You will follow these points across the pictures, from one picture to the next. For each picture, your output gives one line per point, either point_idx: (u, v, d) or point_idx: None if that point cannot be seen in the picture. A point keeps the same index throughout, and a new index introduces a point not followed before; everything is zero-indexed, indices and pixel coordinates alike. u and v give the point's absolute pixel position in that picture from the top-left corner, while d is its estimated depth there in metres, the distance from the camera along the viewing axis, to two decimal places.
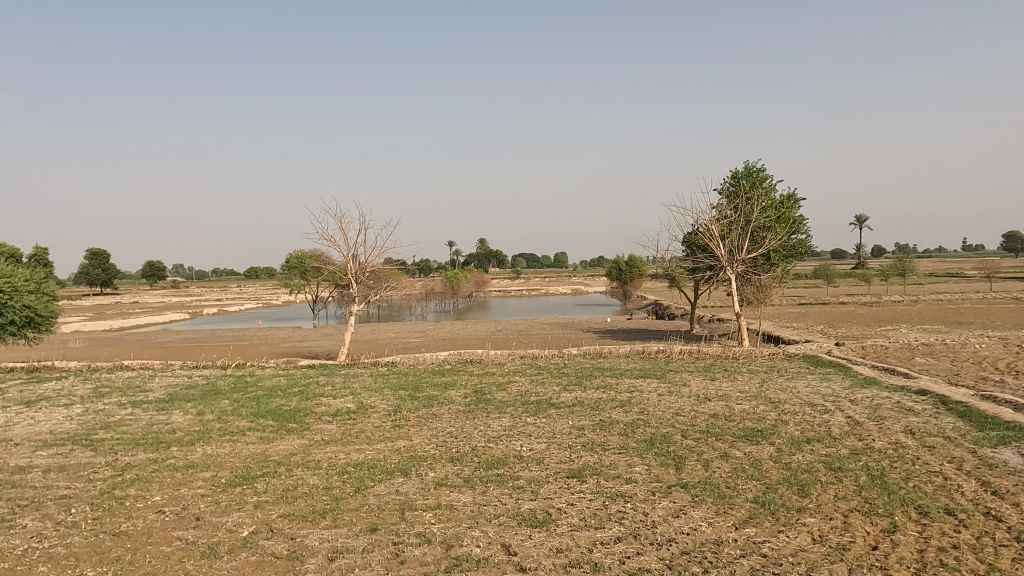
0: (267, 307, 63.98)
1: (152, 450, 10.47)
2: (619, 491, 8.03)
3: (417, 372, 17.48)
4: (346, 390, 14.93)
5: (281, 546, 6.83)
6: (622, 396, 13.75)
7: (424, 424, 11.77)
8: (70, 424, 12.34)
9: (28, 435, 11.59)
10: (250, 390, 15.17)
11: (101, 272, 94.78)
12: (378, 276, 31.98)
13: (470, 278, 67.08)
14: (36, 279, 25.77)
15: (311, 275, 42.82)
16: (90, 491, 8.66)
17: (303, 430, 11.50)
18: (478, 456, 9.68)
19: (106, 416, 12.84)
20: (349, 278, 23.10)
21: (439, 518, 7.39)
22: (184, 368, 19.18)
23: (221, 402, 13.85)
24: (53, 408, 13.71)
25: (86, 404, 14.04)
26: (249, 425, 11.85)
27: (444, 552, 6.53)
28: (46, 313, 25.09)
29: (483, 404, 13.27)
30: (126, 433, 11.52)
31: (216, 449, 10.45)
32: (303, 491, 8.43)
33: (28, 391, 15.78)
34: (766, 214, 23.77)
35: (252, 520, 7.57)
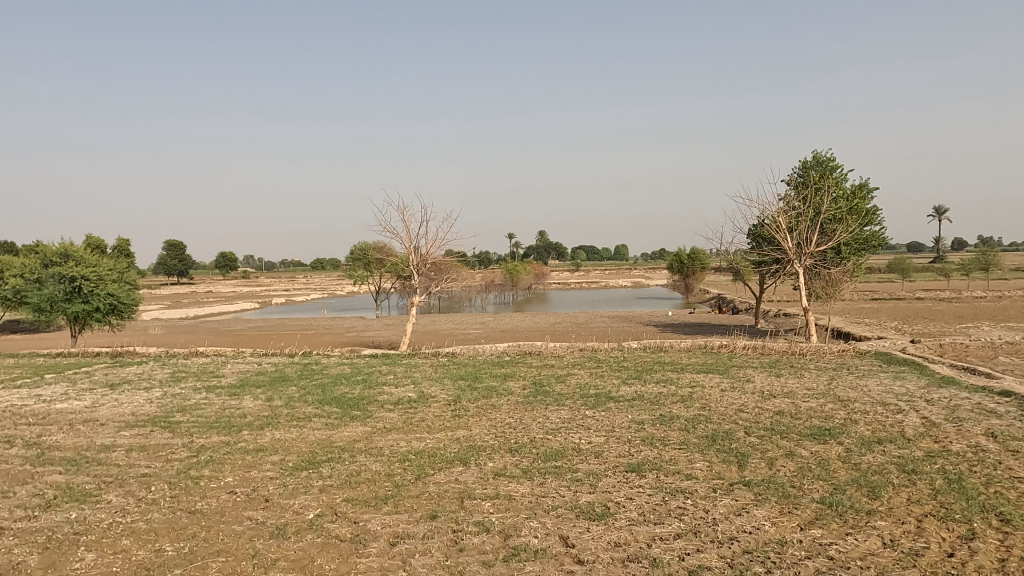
0: (332, 298, 65.68)
1: (225, 433, 10.96)
2: (679, 487, 7.92)
3: (477, 363, 17.66)
4: (408, 379, 15.28)
5: (345, 530, 7.04)
6: (683, 391, 13.55)
7: (483, 414, 11.90)
8: (150, 406, 13.04)
9: (113, 415, 12.32)
10: (317, 377, 15.69)
11: (178, 263, 99.43)
12: (439, 267, 32.38)
13: (530, 270, 67.27)
14: (119, 269, 27.19)
15: (375, 267, 43.77)
16: (168, 470, 9.13)
17: (366, 417, 11.79)
18: (536, 447, 9.71)
19: (183, 400, 13.51)
20: (410, 269, 23.46)
21: (497, 508, 7.47)
22: (255, 355, 19.96)
23: (289, 389, 14.32)
24: (135, 391, 14.51)
25: (163, 388, 14.80)
26: (315, 412, 12.25)
27: (502, 542, 6.60)
28: (127, 302, 26.46)
29: (542, 396, 13.29)
30: (201, 416, 12.09)
31: (285, 434, 10.83)
32: (367, 477, 8.66)
33: (113, 375, 16.75)
34: (837, 205, 22.87)
35: (317, 503, 7.82)
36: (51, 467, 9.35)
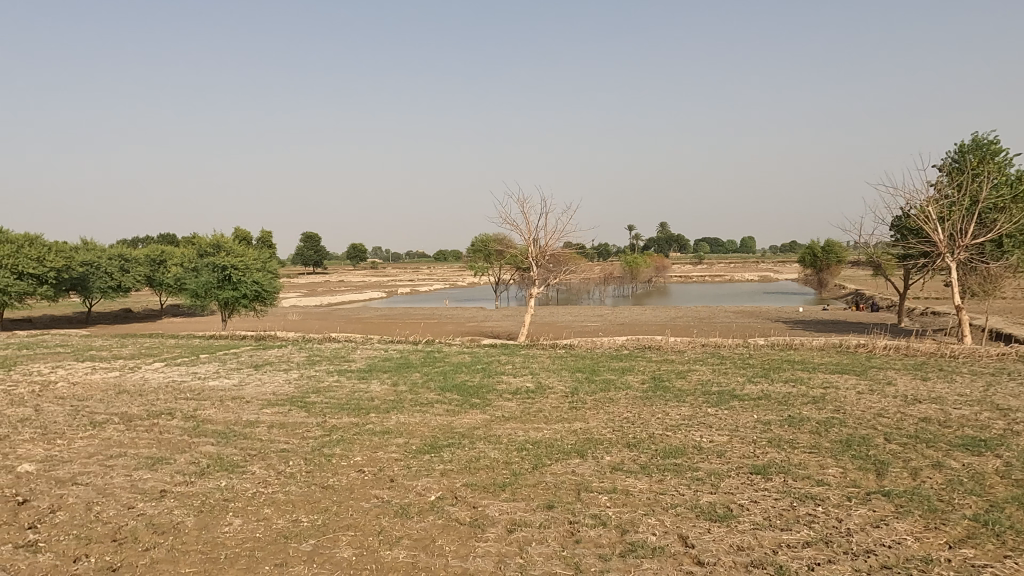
0: (454, 289, 67.67)
1: (354, 414, 11.60)
2: (809, 493, 7.49)
3: (595, 355, 17.56)
4: (526, 370, 15.46)
5: (464, 513, 7.24)
6: (815, 392, 12.77)
7: (600, 407, 11.82)
8: (289, 386, 14.05)
9: (257, 394, 13.40)
10: (439, 364, 16.24)
11: (314, 254, 106.32)
12: (558, 259, 32.44)
13: (650, 263, 65.98)
14: (263, 259, 29.42)
15: (495, 258, 44.61)
16: (304, 447, 9.79)
17: (485, 405, 12.05)
18: (655, 443, 9.52)
19: (318, 382, 14.44)
20: (529, 261, 23.69)
21: (614, 502, 7.40)
22: (382, 341, 20.97)
23: (413, 375, 14.92)
24: (276, 372, 15.69)
25: (301, 370, 15.90)
26: (437, 398, 12.68)
27: (619, 536, 6.53)
28: (269, 289, 28.57)
29: (662, 391, 13.01)
30: (333, 398, 12.88)
31: (409, 418, 11.30)
32: (485, 464, 8.85)
33: (257, 356, 18.20)
34: (999, 193, 20.62)
35: (439, 486, 8.10)
36: (205, 438, 10.30)
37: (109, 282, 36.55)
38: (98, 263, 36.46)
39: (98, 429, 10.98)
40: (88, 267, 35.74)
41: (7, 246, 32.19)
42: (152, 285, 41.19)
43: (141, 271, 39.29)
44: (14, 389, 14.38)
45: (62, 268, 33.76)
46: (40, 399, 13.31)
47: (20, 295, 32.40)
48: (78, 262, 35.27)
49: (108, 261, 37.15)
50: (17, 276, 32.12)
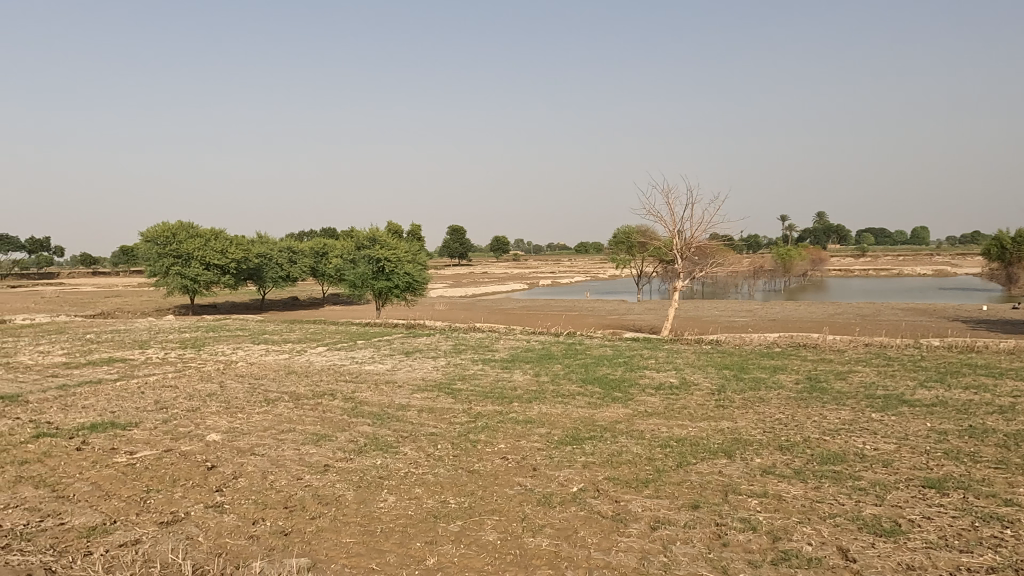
0: (595, 281, 67.37)
1: (498, 402, 11.92)
2: (995, 513, 6.70)
3: (744, 352, 16.79)
4: (670, 365, 15.09)
5: (607, 507, 7.21)
6: (1003, 401, 11.36)
7: (750, 407, 11.28)
8: (437, 373, 14.71)
9: (408, 379, 14.15)
10: (580, 357, 16.27)
11: (460, 246, 110.41)
12: (704, 252, 31.31)
13: (806, 256, 61.85)
14: (414, 251, 30.93)
15: (637, 251, 43.88)
16: (452, 432, 10.20)
17: (628, 400, 11.91)
18: (811, 448, 8.93)
19: (464, 369, 14.99)
20: (674, 254, 23.05)
21: (765, 507, 7.04)
22: (524, 332, 21.35)
23: (555, 367, 15.06)
24: (425, 359, 16.48)
25: (448, 358, 16.58)
26: (578, 390, 12.71)
27: (770, 543, 6.21)
28: (419, 280, 29.99)
29: (818, 393, 12.17)
30: (478, 385, 13.31)
31: (551, 408, 11.42)
32: (628, 458, 8.75)
33: (408, 344, 19.21)
34: None
35: (581, 478, 8.12)
36: (362, 419, 11.04)
37: (280, 272, 40.10)
38: (271, 255, 40.11)
39: (271, 406, 12.12)
40: (262, 258, 39.42)
41: (197, 240, 36.25)
42: (316, 275, 44.68)
43: (306, 262, 42.77)
44: (203, 367, 16.22)
45: (241, 259, 37.50)
46: (224, 377, 14.92)
47: (207, 284, 36.39)
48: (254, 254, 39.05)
49: (279, 253, 40.77)
50: (205, 267, 36.12)
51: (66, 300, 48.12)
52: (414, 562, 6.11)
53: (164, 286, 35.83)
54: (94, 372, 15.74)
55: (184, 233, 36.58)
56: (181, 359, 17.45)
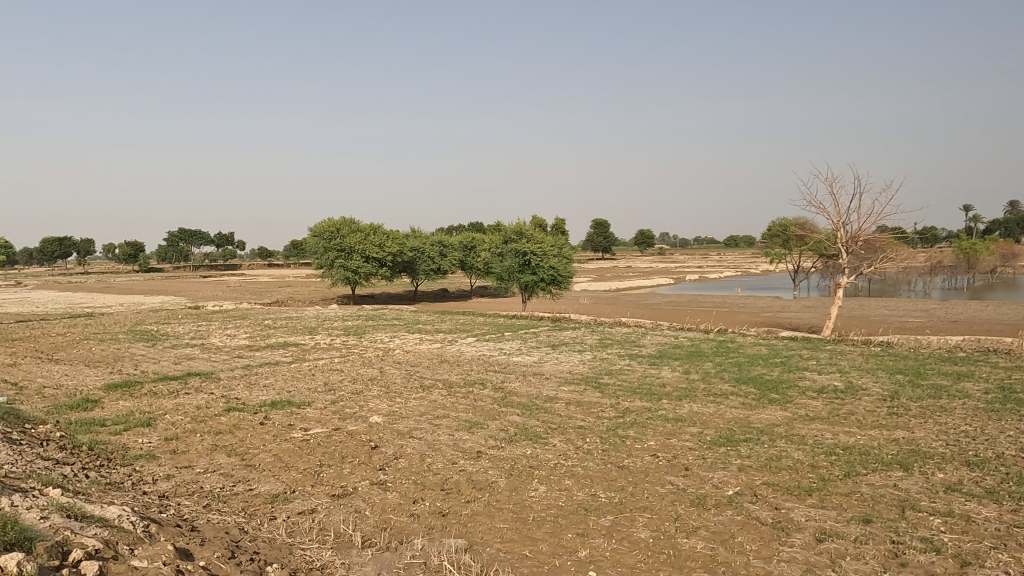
0: (746, 277, 64.23)
1: (647, 399, 11.72)
2: None
3: (920, 356, 15.27)
4: (833, 367, 14.08)
5: (766, 513, 6.87)
6: None
7: (929, 416, 10.25)
8: (583, 367, 14.75)
9: (555, 371, 14.32)
10: (733, 355, 15.61)
11: (603, 240, 109.97)
12: (873, 246, 28.83)
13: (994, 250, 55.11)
14: (559, 245, 31.12)
15: (794, 245, 41.31)
16: (600, 426, 10.18)
17: (786, 402, 11.26)
18: (1006, 466, 7.96)
19: (610, 364, 14.91)
20: (838, 247, 21.44)
21: (950, 527, 6.38)
22: (672, 328, 20.84)
23: (705, 364, 14.57)
24: (571, 352, 16.58)
25: (594, 352, 16.56)
26: (731, 390, 12.21)
27: (957, 568, 5.62)
28: (564, 274, 30.07)
29: (1014, 404, 10.80)
30: (625, 381, 13.18)
31: (702, 408, 11.06)
32: (788, 464, 8.28)
33: (554, 336, 19.43)
34: None
35: (736, 481, 7.80)
36: (512, 408, 11.31)
37: (432, 265, 41.92)
38: (423, 248, 42.06)
39: (427, 392, 12.74)
40: (416, 252, 41.44)
41: (358, 235, 38.94)
42: (465, 268, 46.28)
43: (456, 255, 44.48)
44: (365, 353, 17.38)
45: (397, 253, 39.65)
46: (384, 363, 15.90)
47: (367, 276, 38.94)
48: (408, 248, 41.23)
49: (431, 247, 42.64)
50: (365, 260, 38.64)
51: (248, 289, 53.58)
52: (566, 553, 6.17)
53: (329, 278, 38.85)
54: (272, 355, 17.39)
55: (347, 228, 39.59)
56: (346, 345, 18.81)
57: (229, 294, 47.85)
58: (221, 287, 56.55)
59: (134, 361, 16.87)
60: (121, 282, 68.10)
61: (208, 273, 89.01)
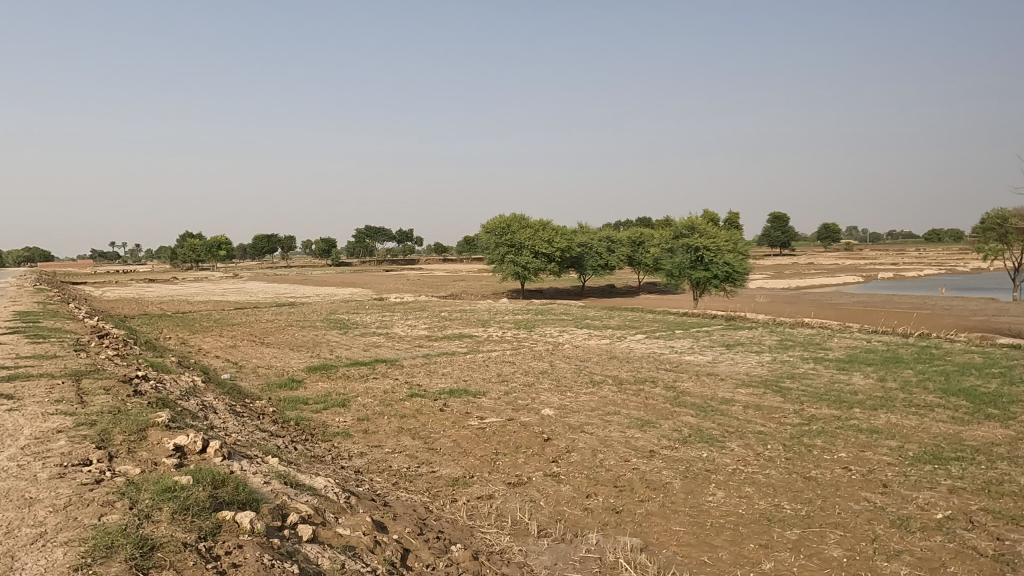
0: (952, 276, 57.13)
1: (836, 406, 10.84)
2: None
3: None
4: None
5: (985, 544, 6.08)
6: None
7: None
8: (762, 369, 13.96)
9: (731, 372, 13.69)
10: (938, 363, 13.96)
11: (781, 235, 103.40)
12: None
13: None
14: (734, 240, 29.63)
15: (1014, 239, 36.07)
16: (782, 433, 9.58)
17: (1007, 419, 9.87)
18: None
19: (792, 367, 13.98)
20: None
21: None
22: (863, 331, 19.08)
23: (905, 372, 13.17)
24: (748, 353, 15.77)
25: (773, 354, 15.62)
26: (938, 401, 10.93)
27: None
28: (740, 271, 28.58)
29: None
30: (810, 386, 12.27)
31: (902, 419, 10.01)
32: (1012, 490, 7.26)
33: (729, 336, 18.59)
34: None
35: (947, 504, 6.97)
36: (685, 409, 10.98)
37: (599, 261, 41.78)
38: (591, 244, 42.06)
39: (597, 388, 12.75)
40: (583, 248, 41.57)
41: (528, 231, 39.97)
42: (633, 264, 45.64)
43: (624, 251, 43.99)
44: (535, 347, 17.78)
45: (565, 248, 40.05)
46: (554, 357, 16.15)
47: (536, 271, 39.78)
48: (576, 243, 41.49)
49: (598, 243, 42.53)
50: (534, 255, 39.49)
51: (426, 282, 56.99)
52: (748, 564, 5.88)
53: (500, 273, 40.21)
54: (449, 345, 18.36)
55: (517, 224, 40.74)
56: (517, 338, 19.35)
57: (409, 287, 51.23)
58: (402, 280, 60.69)
59: (330, 347, 18.58)
60: (318, 276, 75.26)
61: (390, 267, 95.71)
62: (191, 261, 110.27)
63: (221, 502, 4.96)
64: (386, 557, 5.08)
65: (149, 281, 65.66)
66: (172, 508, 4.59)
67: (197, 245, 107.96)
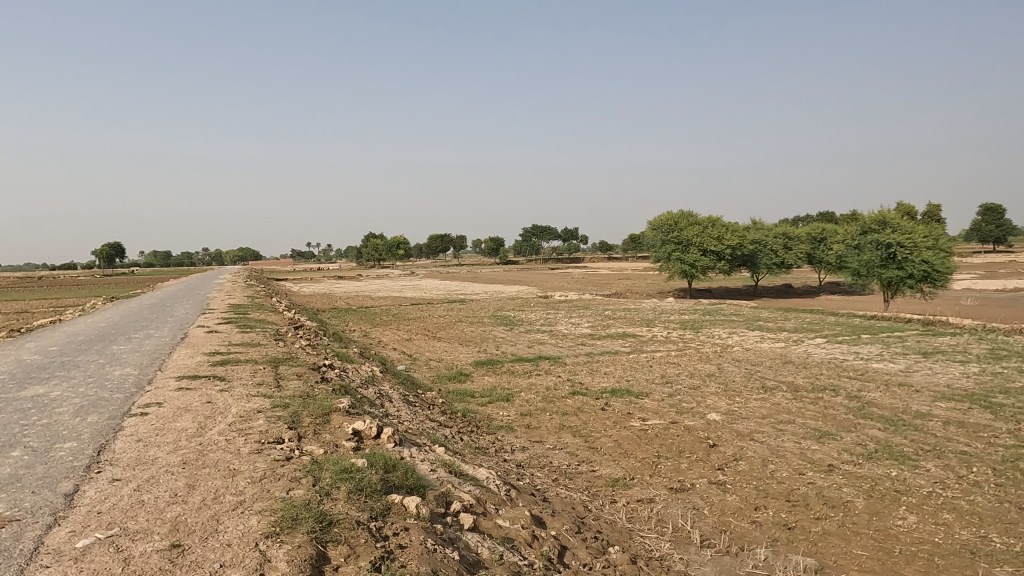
0: None
1: None
2: None
3: None
4: None
5: None
6: None
7: None
8: (967, 381, 12.33)
9: (928, 384, 12.24)
10: None
11: (995, 228, 90.87)
12: None
13: None
14: (935, 236, 26.30)
15: None
16: (992, 455, 8.38)
17: None
18: None
19: (1006, 381, 12.20)
20: None
21: None
22: None
23: None
24: (950, 363, 14.01)
25: (982, 364, 13.73)
26: None
27: None
28: (942, 270, 25.28)
29: None
30: None
31: None
32: None
33: (927, 343, 16.63)
34: None
35: None
36: (872, 422, 9.98)
37: (774, 259, 38.93)
38: (765, 241, 39.51)
39: (769, 394, 11.99)
40: (756, 245, 39.17)
41: (696, 228, 38.93)
42: (813, 263, 42.37)
43: (803, 248, 40.95)
44: (702, 348, 17.10)
45: (736, 246, 38.06)
46: (722, 360, 15.43)
47: (704, 269, 38.34)
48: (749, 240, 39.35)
49: (773, 240, 39.78)
50: (703, 253, 38.03)
51: (591, 280, 57.11)
52: None
53: (667, 271, 39.43)
54: (613, 344, 18.22)
55: (685, 221, 40.16)
56: (682, 339, 18.75)
57: (574, 285, 51.69)
58: (568, 278, 61.30)
59: (496, 342, 19.19)
60: (488, 274, 78.13)
61: (556, 266, 96.90)
62: (375, 260, 119.40)
63: (392, 485, 5.31)
64: (543, 552, 5.13)
65: (342, 278, 72.08)
66: (348, 488, 4.98)
67: (379, 245, 116.76)
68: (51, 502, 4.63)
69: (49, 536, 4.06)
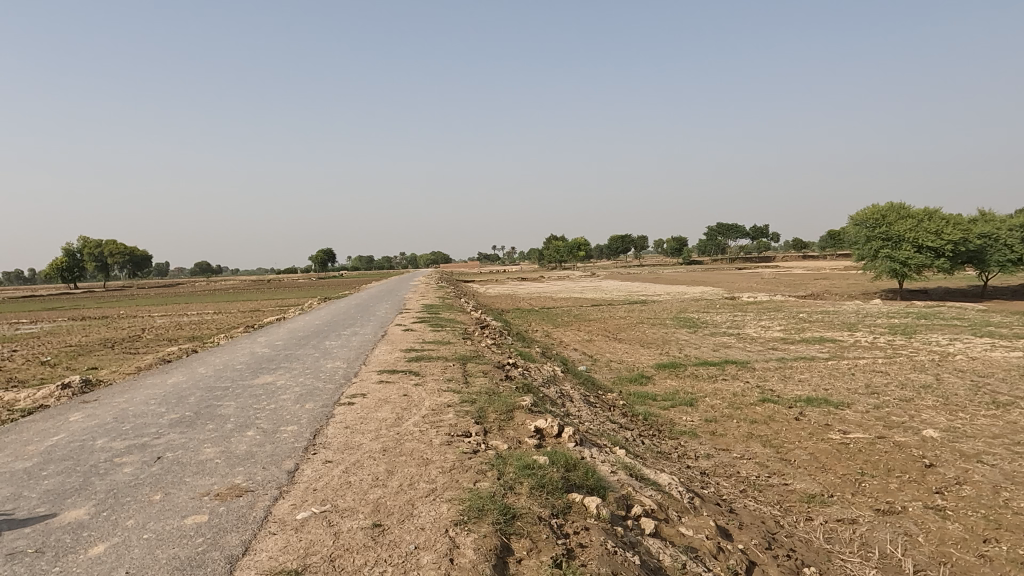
0: None
1: None
2: None
3: None
4: None
5: None
6: None
7: None
8: None
9: None
10: None
11: None
12: None
13: None
14: None
15: None
16: None
17: None
18: None
19: None
20: None
21: None
22: None
23: None
24: None
25: None
26: None
27: None
28: None
29: None
30: None
31: None
32: None
33: None
34: None
35: None
36: None
37: (1008, 254, 33.46)
38: (998, 235, 34.33)
39: (1001, 411, 10.41)
40: (984, 239, 34.08)
41: (909, 221, 35.07)
42: None
43: None
44: (915, 356, 15.31)
45: (959, 241, 33.49)
46: (940, 370, 13.67)
47: (919, 268, 34.34)
48: (976, 234, 34.49)
49: (1008, 232, 34.24)
50: (917, 250, 34.04)
51: (785, 280, 53.60)
52: None
53: (874, 269, 35.83)
54: (809, 349, 16.89)
55: (894, 215, 36.27)
56: (891, 345, 16.89)
57: (766, 286, 48.68)
58: (759, 279, 57.93)
59: (680, 345, 18.66)
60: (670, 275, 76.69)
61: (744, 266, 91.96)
62: (556, 262, 121.64)
63: (573, 484, 5.38)
64: (729, 566, 4.89)
65: (524, 280, 75.02)
66: (530, 483, 5.13)
67: (561, 246, 118.68)
68: (277, 478, 5.28)
69: (276, 507, 4.64)
